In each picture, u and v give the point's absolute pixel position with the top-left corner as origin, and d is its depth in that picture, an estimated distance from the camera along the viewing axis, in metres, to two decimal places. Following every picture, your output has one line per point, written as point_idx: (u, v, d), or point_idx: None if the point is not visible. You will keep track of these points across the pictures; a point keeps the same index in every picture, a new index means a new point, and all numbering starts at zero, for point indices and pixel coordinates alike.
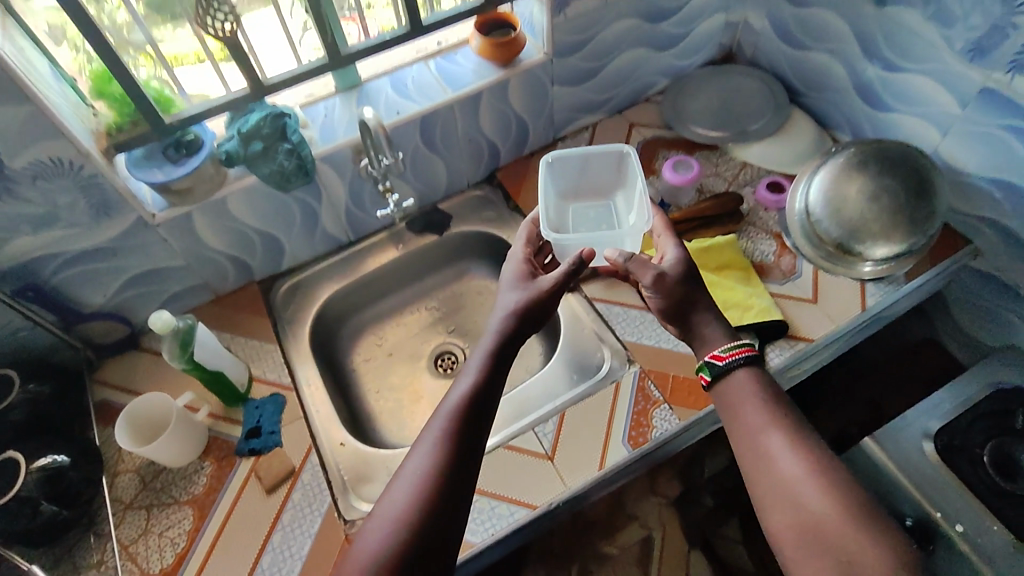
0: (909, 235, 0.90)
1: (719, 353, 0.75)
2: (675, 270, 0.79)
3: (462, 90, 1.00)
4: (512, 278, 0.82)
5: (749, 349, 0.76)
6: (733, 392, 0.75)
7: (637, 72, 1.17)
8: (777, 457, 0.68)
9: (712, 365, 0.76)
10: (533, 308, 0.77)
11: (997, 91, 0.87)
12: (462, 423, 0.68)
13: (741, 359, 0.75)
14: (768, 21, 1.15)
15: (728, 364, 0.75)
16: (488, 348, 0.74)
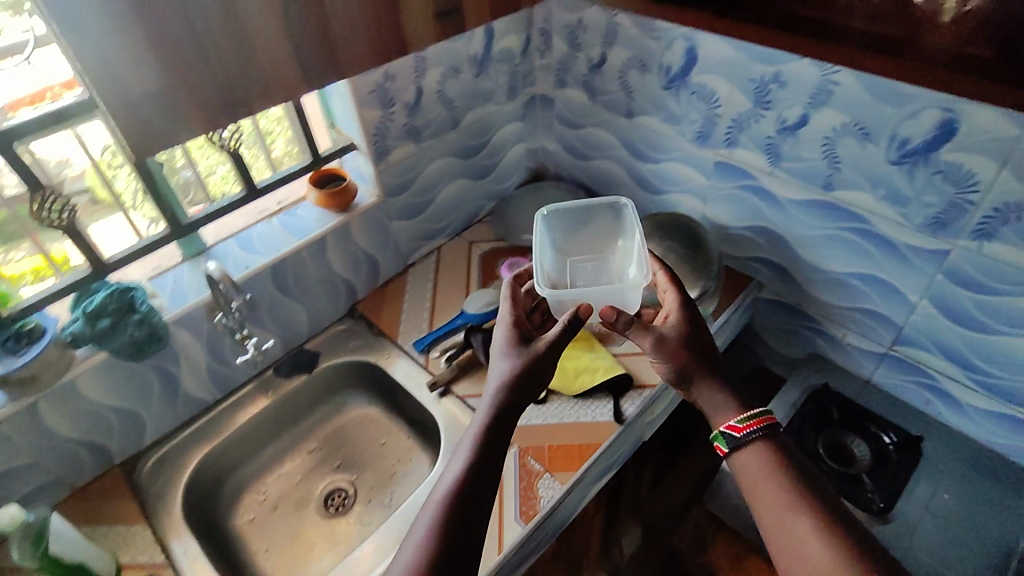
0: (700, 279, 1.10)
1: (736, 425, 0.76)
2: (680, 332, 0.82)
3: (305, 238, 1.10)
4: (507, 345, 0.84)
5: (764, 421, 0.76)
6: (751, 467, 0.75)
7: (463, 199, 1.36)
8: (806, 540, 0.67)
9: (728, 439, 0.77)
10: (522, 380, 0.80)
11: (725, 163, 1.13)
12: (459, 502, 0.71)
13: (758, 432, 0.76)
14: (559, 143, 1.41)
15: (744, 438, 0.76)
16: (483, 420, 0.78)
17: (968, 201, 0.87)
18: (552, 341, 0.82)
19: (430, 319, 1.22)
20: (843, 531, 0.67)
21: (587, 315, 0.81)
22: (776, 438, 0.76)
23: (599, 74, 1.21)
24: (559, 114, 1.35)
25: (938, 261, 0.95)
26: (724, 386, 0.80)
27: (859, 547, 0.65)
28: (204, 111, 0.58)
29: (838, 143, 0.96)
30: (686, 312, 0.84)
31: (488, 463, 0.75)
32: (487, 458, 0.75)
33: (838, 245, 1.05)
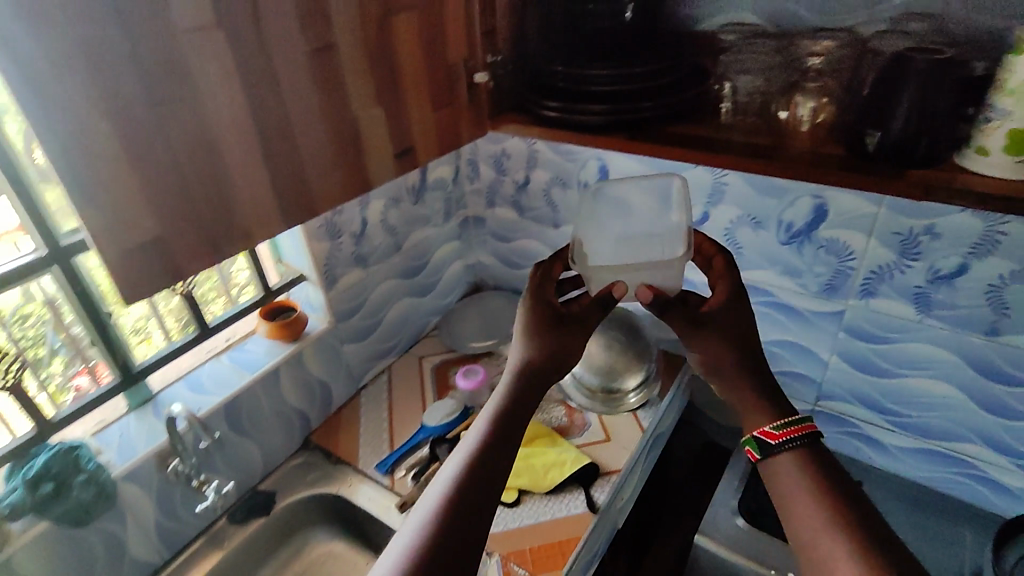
0: (644, 363, 1.22)
1: (771, 431, 0.73)
2: (718, 316, 0.79)
3: (259, 371, 1.10)
4: (532, 321, 0.82)
5: (803, 430, 0.73)
6: (785, 476, 0.72)
7: (410, 317, 1.41)
8: (834, 556, 0.64)
9: (762, 446, 0.74)
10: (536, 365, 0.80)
11: None
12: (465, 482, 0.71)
13: (795, 441, 0.73)
14: (493, 256, 1.52)
15: (778, 444, 0.73)
16: (500, 401, 0.78)
17: (848, 268, 1.04)
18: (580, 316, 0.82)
19: (390, 439, 1.22)
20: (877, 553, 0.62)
21: (618, 294, 0.80)
22: (813, 448, 0.73)
23: (525, 193, 1.36)
24: (491, 230, 1.48)
25: (837, 320, 1.10)
26: (756, 392, 0.77)
27: (889, 565, 0.61)
28: (190, 253, 0.62)
29: (737, 233, 1.13)
30: (721, 298, 0.81)
31: (501, 447, 0.75)
32: (499, 438, 0.75)
33: (755, 318, 1.19)
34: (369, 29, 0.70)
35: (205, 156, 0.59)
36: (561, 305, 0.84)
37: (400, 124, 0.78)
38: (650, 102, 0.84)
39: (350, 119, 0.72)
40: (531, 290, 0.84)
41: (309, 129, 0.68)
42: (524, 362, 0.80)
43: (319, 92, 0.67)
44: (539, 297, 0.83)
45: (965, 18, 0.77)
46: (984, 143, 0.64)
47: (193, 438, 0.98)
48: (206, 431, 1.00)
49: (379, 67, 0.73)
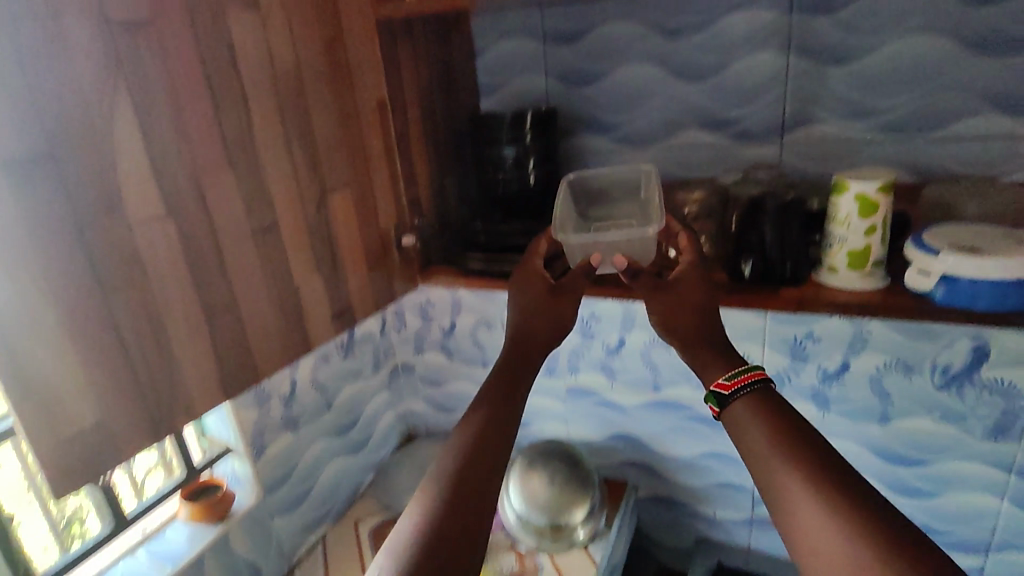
0: (587, 493, 1.22)
1: (723, 383, 0.72)
2: (686, 282, 0.80)
3: (181, 561, 1.00)
4: (529, 299, 0.86)
5: (755, 376, 0.72)
6: (741, 422, 0.70)
7: (344, 476, 1.36)
8: (788, 495, 0.61)
9: (719, 399, 0.73)
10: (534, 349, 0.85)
11: (575, 386, 1.33)
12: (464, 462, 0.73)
13: (747, 387, 0.71)
14: (425, 402, 1.53)
15: (732, 394, 0.71)
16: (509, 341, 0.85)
17: None
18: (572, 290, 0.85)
19: None
20: (834, 490, 0.59)
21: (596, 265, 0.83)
22: (765, 391, 0.71)
23: (453, 337, 1.41)
24: (421, 376, 1.50)
25: None
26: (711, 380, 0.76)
27: (839, 485, 0.60)
28: (133, 432, 0.61)
29: (652, 354, 1.22)
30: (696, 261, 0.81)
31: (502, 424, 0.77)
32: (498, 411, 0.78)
33: (683, 432, 1.27)
34: (307, 207, 0.78)
35: (153, 334, 0.61)
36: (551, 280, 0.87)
37: (337, 285, 0.84)
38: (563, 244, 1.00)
39: (292, 285, 0.77)
40: (522, 271, 0.88)
41: (253, 298, 0.72)
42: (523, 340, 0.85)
43: (262, 265, 0.72)
44: (524, 283, 0.86)
45: (795, 167, 0.98)
46: (832, 263, 0.78)
47: None
48: None
49: (317, 238, 0.80)
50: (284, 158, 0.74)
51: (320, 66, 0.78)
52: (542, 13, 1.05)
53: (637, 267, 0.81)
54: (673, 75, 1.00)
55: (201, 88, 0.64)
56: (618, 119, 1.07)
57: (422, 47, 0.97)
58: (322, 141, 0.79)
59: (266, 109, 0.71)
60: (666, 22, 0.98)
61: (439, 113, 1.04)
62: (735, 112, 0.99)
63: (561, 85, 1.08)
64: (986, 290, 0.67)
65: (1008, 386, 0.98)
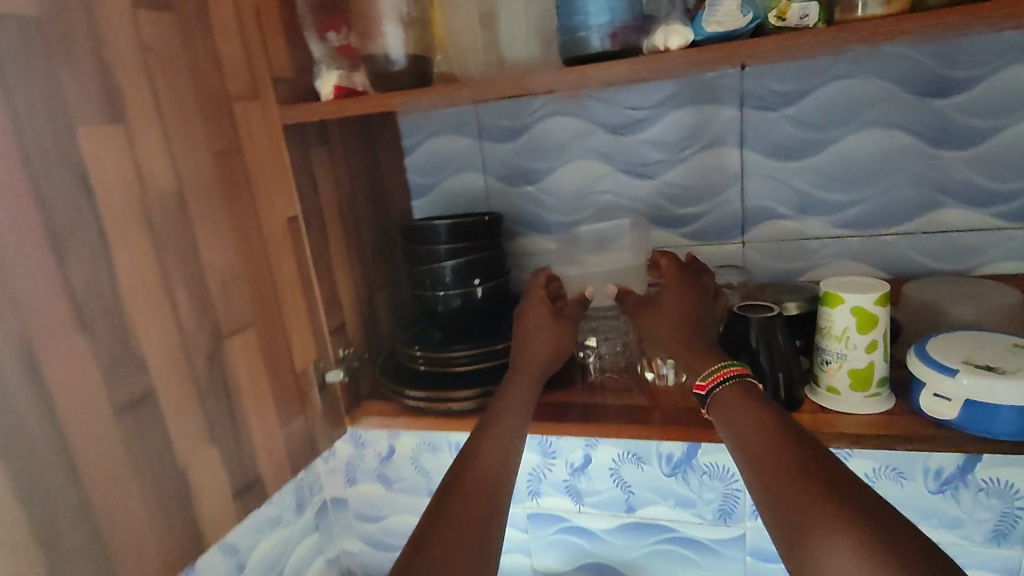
0: None
1: (698, 384, 0.66)
2: (670, 293, 0.75)
3: None
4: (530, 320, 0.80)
5: (727, 371, 0.64)
6: (719, 418, 0.63)
7: None
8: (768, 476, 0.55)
9: (702, 401, 0.66)
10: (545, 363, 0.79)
11: (536, 512, 1.16)
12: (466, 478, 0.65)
13: (722, 382, 0.64)
14: (361, 540, 1.31)
15: (710, 394, 0.64)
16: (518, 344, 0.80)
17: (735, 488, 1.03)
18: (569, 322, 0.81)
19: None
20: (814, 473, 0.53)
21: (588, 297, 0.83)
22: (745, 383, 0.64)
23: (390, 464, 1.22)
24: (355, 511, 1.29)
25: (742, 544, 1.06)
26: None
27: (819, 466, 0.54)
28: None
29: (622, 470, 1.08)
30: (683, 275, 0.77)
31: (504, 438, 0.70)
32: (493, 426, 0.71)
33: (661, 556, 1.12)
34: (196, 364, 0.60)
35: None
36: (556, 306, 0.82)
37: (241, 453, 0.66)
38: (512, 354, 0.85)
39: (179, 469, 0.58)
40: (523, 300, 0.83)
41: (121, 499, 0.53)
42: (525, 357, 0.78)
43: (134, 452, 0.54)
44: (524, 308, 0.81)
45: (761, 267, 0.90)
46: (831, 383, 0.70)
47: None
48: None
49: (212, 400, 0.62)
50: (163, 306, 0.57)
51: (210, 186, 0.63)
52: (476, 109, 0.96)
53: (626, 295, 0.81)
54: (621, 171, 0.92)
55: (36, 236, 0.47)
56: (566, 219, 0.97)
57: (340, 150, 0.85)
58: (214, 277, 0.63)
59: (136, 248, 0.55)
60: (611, 117, 0.90)
61: (365, 220, 0.90)
62: (691, 210, 0.91)
63: (500, 184, 0.98)
64: (1007, 415, 0.60)
65: (1007, 487, 0.88)
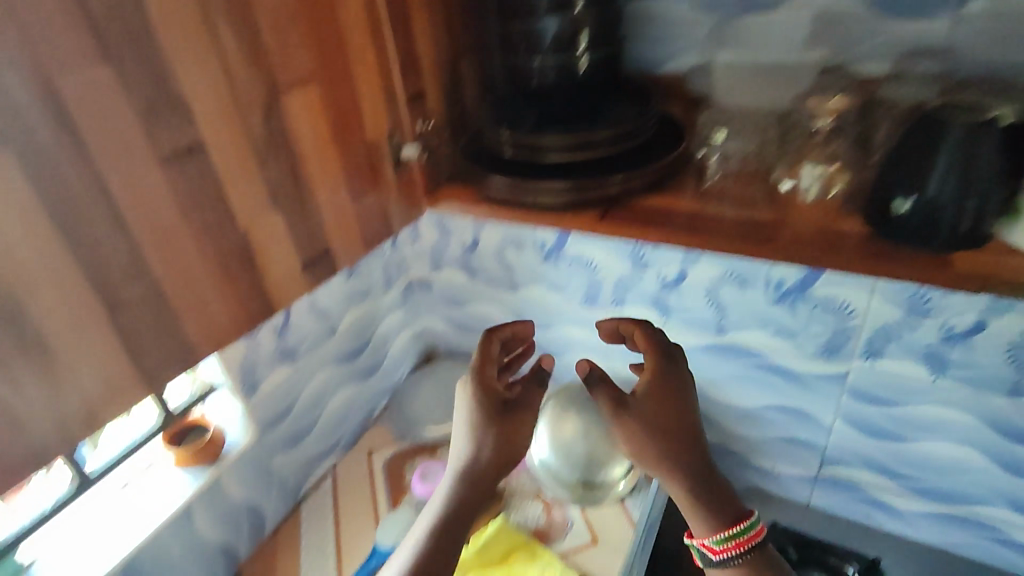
0: None
1: (714, 547, 0.71)
2: (650, 391, 0.75)
3: (167, 513, 0.89)
4: (479, 401, 0.79)
5: (747, 539, 0.71)
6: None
7: (351, 409, 1.23)
8: None
9: (707, 556, 0.73)
10: (508, 438, 0.79)
11: (620, 320, 1.12)
12: (453, 518, 0.74)
13: (743, 551, 0.71)
14: (445, 322, 1.36)
15: (725, 558, 0.71)
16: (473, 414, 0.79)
17: (849, 327, 0.91)
18: (524, 402, 0.81)
19: (338, 565, 1.03)
20: None
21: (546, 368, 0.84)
22: (757, 553, 0.72)
23: (474, 255, 1.19)
24: (440, 294, 1.31)
25: (840, 382, 0.97)
26: None
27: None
28: (6, 466, 0.42)
29: (720, 292, 0.98)
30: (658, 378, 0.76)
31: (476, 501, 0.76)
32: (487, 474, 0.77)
33: (743, 380, 1.06)
34: (252, 117, 0.53)
35: (7, 330, 0.40)
36: (504, 389, 0.82)
37: (308, 228, 0.61)
38: (607, 129, 0.71)
39: (237, 233, 0.54)
40: (471, 377, 0.81)
41: (177, 256, 0.49)
42: (487, 435, 0.78)
43: (189, 209, 0.49)
44: (480, 385, 0.80)
45: (975, 54, 0.67)
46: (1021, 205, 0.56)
47: None
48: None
49: (272, 163, 0.56)
50: (207, 42, 0.48)
51: None
52: None
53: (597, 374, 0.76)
54: None
55: None
56: None
57: None
58: (266, 13, 0.52)
59: None
60: None
61: None
62: None
63: None
64: None
65: None
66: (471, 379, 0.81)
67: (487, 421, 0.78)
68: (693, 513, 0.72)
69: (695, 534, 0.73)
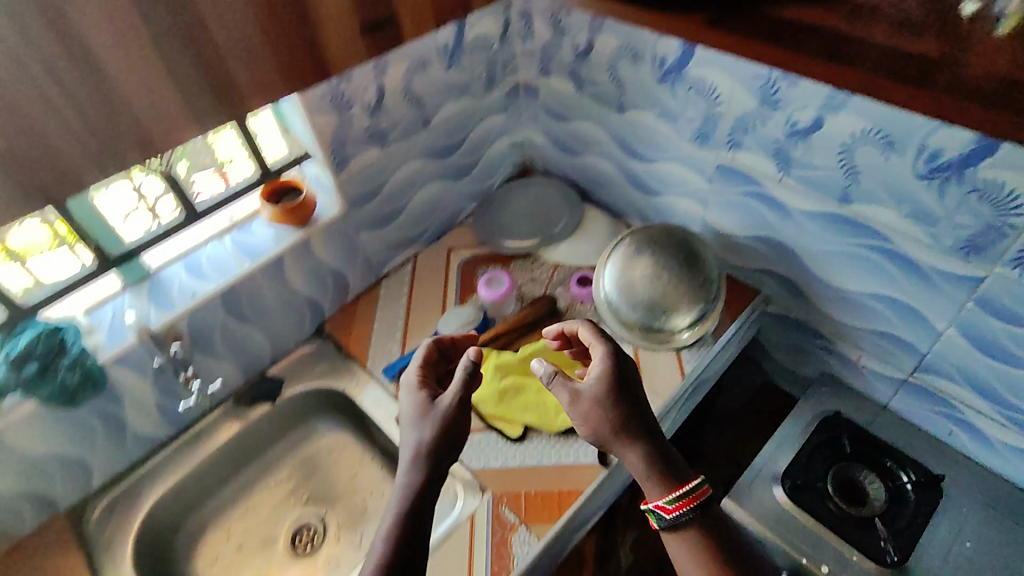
0: (698, 300, 1.00)
1: (665, 505, 0.69)
2: (602, 378, 0.75)
3: (260, 259, 1.01)
4: (411, 407, 0.80)
5: (696, 497, 0.69)
6: (680, 554, 0.69)
7: (440, 204, 1.25)
8: None
9: (658, 517, 0.70)
10: (444, 434, 0.76)
11: (729, 165, 1.01)
12: (409, 518, 0.69)
13: (690, 510, 0.69)
14: (546, 136, 1.29)
15: (676, 518, 0.69)
16: (411, 417, 0.79)
17: (1007, 225, 0.74)
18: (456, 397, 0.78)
19: (403, 340, 1.13)
20: None
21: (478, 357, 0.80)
22: (706, 512, 0.70)
23: (586, 64, 1.08)
24: (545, 105, 1.22)
25: (970, 289, 0.82)
26: None
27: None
28: (73, 170, 0.47)
29: (857, 152, 0.84)
30: (608, 366, 0.76)
31: (435, 479, 0.73)
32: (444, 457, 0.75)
33: (853, 260, 0.94)
34: None
35: (53, 37, 0.41)
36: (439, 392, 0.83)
37: None
38: None
39: None
40: (406, 388, 0.83)
41: None
42: (428, 427, 0.76)
43: None
44: (416, 389, 0.82)
45: None
46: None
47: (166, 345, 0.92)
48: (207, 298, 0.96)
49: None
50: None
51: None
52: None
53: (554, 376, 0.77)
54: None
55: None
56: None
57: None
58: None
59: None
60: None
61: None
62: None
63: None
64: None
65: None
66: (404, 392, 0.83)
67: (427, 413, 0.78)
68: (652, 474, 0.70)
69: (648, 498, 0.71)
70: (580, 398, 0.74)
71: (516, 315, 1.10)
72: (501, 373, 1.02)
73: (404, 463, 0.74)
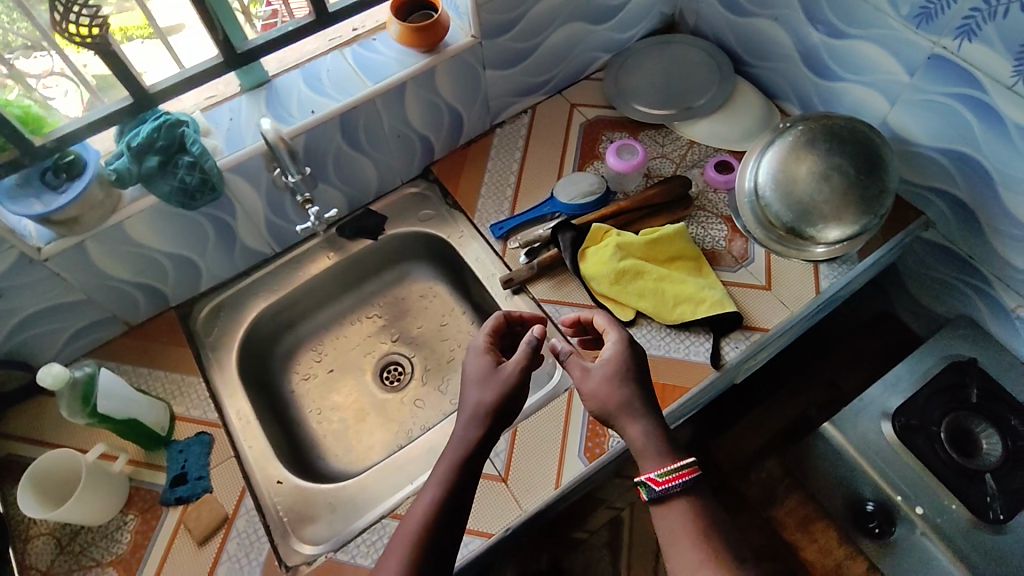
0: (862, 216, 0.87)
1: (656, 476, 0.66)
2: (608, 363, 0.74)
3: (383, 82, 0.91)
4: (472, 372, 0.75)
5: (688, 470, 0.66)
6: (668, 524, 0.65)
7: (574, 50, 1.10)
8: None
9: (648, 490, 0.67)
10: (502, 405, 0.72)
11: (946, 58, 0.83)
12: (454, 482, 0.68)
13: (681, 481, 0.66)
14: None
15: (663, 490, 0.65)
16: (470, 379, 0.75)
17: None
18: (520, 369, 0.73)
19: (513, 199, 1.05)
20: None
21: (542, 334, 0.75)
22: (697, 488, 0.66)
23: None
24: None
25: None
26: None
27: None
28: None
29: None
30: (619, 347, 0.75)
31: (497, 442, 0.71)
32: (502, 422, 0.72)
33: None
34: None
35: None
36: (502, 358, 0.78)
37: None
38: None
39: None
40: (470, 348, 0.78)
41: None
42: (486, 389, 0.72)
43: None
44: (477, 350, 0.77)
45: None
46: None
47: (283, 161, 0.84)
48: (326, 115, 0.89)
49: None
50: None
51: None
52: None
53: (569, 352, 0.77)
54: None
55: None
56: None
57: None
58: None
59: None
60: None
61: None
62: None
63: None
64: None
65: None
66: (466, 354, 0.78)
67: (487, 375, 0.74)
68: (656, 443, 0.68)
69: (641, 469, 0.68)
70: (586, 377, 0.74)
71: (642, 193, 1.00)
72: (621, 254, 0.93)
73: (459, 422, 0.72)
